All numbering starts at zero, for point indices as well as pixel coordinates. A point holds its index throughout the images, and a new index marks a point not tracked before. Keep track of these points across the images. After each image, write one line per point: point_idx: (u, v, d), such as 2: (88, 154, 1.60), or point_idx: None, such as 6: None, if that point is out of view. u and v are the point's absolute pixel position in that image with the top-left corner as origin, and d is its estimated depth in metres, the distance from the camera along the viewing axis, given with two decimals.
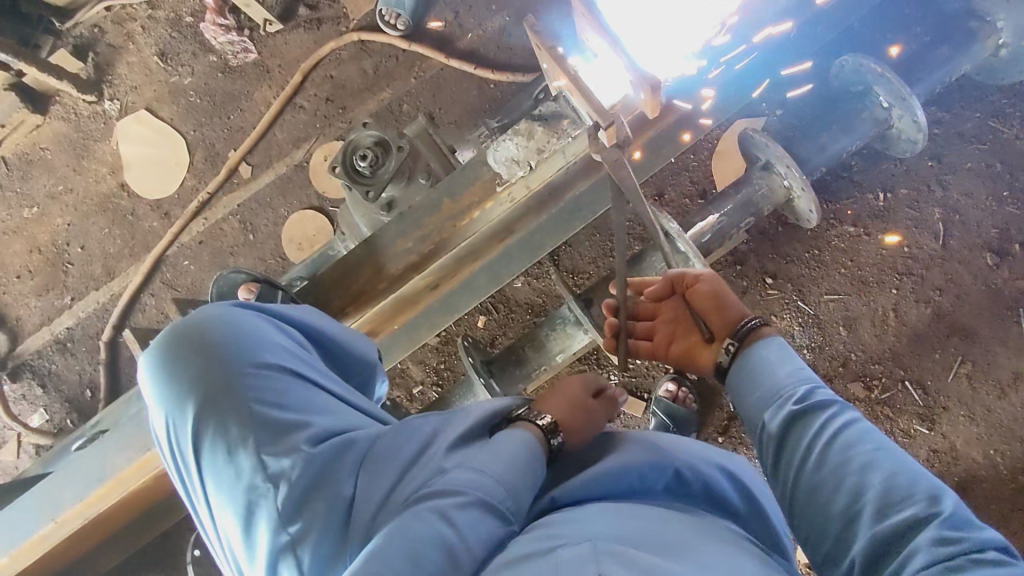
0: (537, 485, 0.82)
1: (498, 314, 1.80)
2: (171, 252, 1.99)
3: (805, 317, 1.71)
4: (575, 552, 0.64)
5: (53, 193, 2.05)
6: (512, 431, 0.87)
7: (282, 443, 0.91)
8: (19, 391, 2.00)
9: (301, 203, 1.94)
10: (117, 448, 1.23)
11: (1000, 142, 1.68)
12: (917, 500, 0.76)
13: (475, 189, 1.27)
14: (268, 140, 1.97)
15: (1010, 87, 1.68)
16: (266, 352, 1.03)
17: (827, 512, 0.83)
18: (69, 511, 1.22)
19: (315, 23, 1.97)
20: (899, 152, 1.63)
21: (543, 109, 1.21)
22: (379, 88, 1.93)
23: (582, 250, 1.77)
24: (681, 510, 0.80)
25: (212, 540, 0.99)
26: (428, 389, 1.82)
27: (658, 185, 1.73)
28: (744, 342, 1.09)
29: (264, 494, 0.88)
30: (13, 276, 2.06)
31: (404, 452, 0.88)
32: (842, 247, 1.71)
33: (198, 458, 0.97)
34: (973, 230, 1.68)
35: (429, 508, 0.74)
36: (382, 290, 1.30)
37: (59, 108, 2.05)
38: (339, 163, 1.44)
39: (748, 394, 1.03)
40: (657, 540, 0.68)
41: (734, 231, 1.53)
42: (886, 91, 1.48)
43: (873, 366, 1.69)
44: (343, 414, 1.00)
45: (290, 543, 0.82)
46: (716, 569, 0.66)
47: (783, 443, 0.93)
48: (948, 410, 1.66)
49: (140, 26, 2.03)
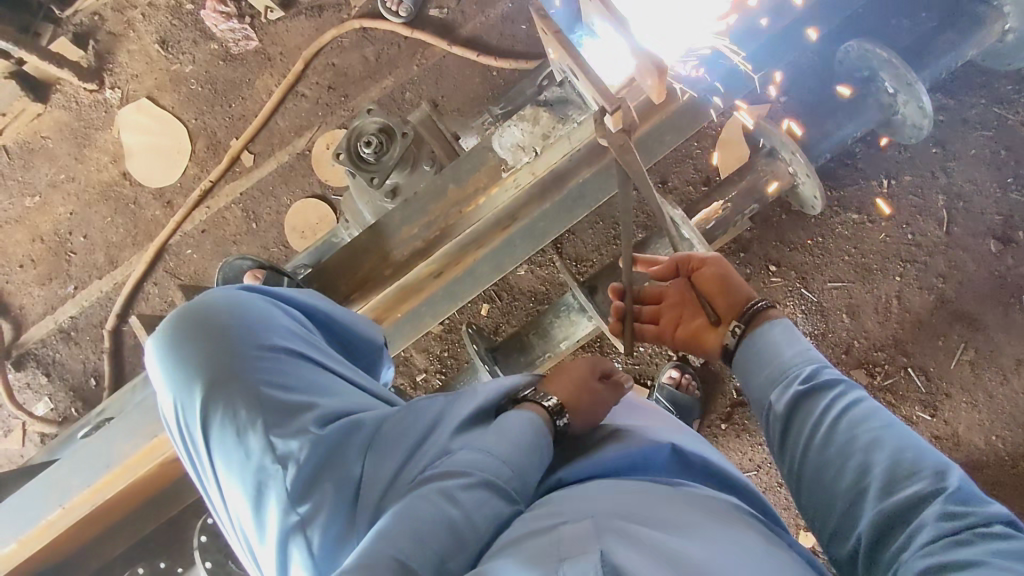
0: (544, 465, 0.83)
1: (501, 303, 1.80)
2: (174, 241, 1.98)
3: (808, 305, 1.72)
4: (579, 528, 0.65)
5: (55, 181, 2.04)
6: (518, 413, 0.88)
7: (289, 424, 0.92)
8: (24, 380, 2.00)
9: (303, 191, 1.93)
10: (124, 435, 1.24)
11: (1005, 128, 1.68)
12: (924, 476, 0.76)
13: (481, 175, 1.26)
14: (271, 128, 1.96)
15: (1015, 73, 1.67)
16: (271, 334, 1.03)
17: (833, 490, 0.83)
18: (77, 498, 1.22)
19: (317, 10, 1.96)
20: (904, 138, 1.62)
21: (547, 95, 1.22)
22: (381, 76, 1.93)
23: (584, 238, 1.78)
24: (683, 484, 0.80)
25: (223, 519, 1.00)
26: (431, 376, 1.82)
27: (661, 172, 1.73)
28: (750, 324, 1.08)
29: (273, 475, 0.89)
30: (16, 266, 2.06)
31: (410, 432, 0.89)
32: (845, 234, 1.72)
33: (207, 440, 0.97)
34: (976, 218, 1.68)
35: (436, 489, 0.74)
36: (387, 276, 1.29)
37: (60, 96, 2.03)
38: (343, 150, 1.42)
39: (755, 374, 1.03)
40: (663, 516, 0.69)
41: (738, 218, 1.55)
42: (891, 76, 1.46)
43: (876, 353, 1.70)
44: (350, 395, 1.01)
45: (300, 523, 0.83)
46: (720, 540, 0.66)
47: (789, 422, 0.94)
48: (950, 397, 1.67)
49: (140, 14, 2.02)
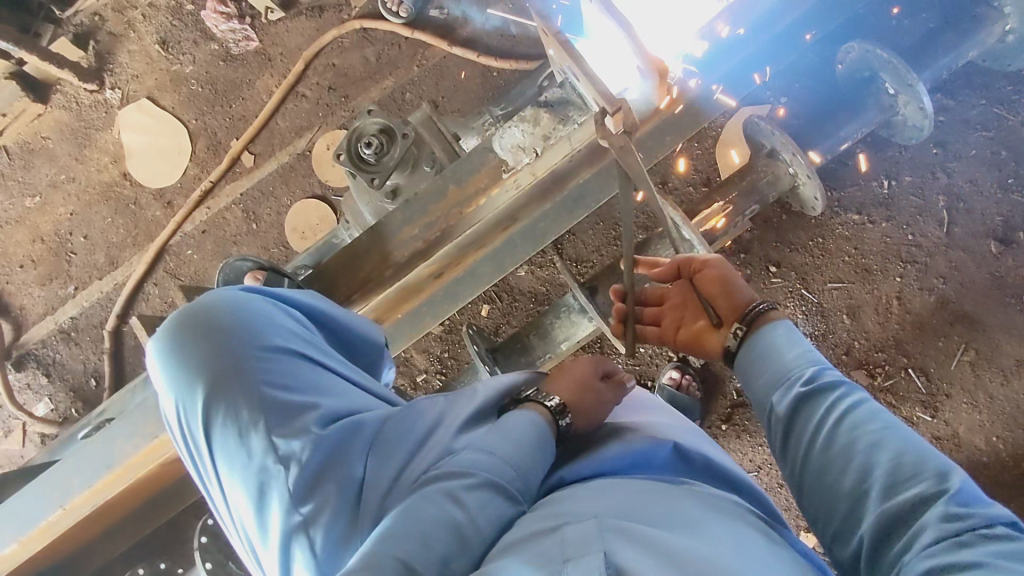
0: (547, 465, 0.83)
1: (502, 303, 1.80)
2: (175, 241, 1.98)
3: (809, 306, 1.71)
4: (582, 529, 0.65)
5: (55, 182, 2.04)
6: (520, 412, 0.88)
7: (291, 424, 0.92)
8: (24, 380, 2.00)
9: (304, 192, 1.93)
10: (125, 436, 1.24)
11: (1005, 128, 1.68)
12: (926, 477, 0.76)
13: (482, 176, 1.27)
14: (271, 128, 1.96)
15: (1015, 74, 1.67)
16: (272, 334, 1.03)
17: (835, 492, 0.83)
18: (77, 498, 1.22)
19: (318, 10, 1.96)
20: (903, 139, 1.62)
21: (549, 96, 1.21)
22: (381, 76, 1.93)
23: (584, 238, 1.78)
24: (686, 483, 0.80)
25: (225, 520, 1.00)
26: (432, 376, 1.82)
27: (661, 173, 1.73)
28: (751, 326, 1.08)
29: (275, 476, 0.89)
30: (16, 266, 2.06)
31: (413, 433, 0.89)
32: (846, 235, 1.72)
33: (209, 440, 0.97)
34: (977, 218, 1.68)
35: (439, 490, 0.74)
36: (388, 277, 1.29)
37: (60, 97, 2.03)
38: (343, 150, 1.43)
39: (757, 376, 1.03)
40: (666, 516, 0.68)
41: (740, 218, 1.54)
42: (892, 79, 1.47)
43: (876, 353, 1.69)
44: (351, 395, 1.01)
45: (303, 523, 0.83)
46: (723, 540, 0.66)
47: (791, 424, 0.94)
48: (951, 398, 1.67)
49: (141, 14, 2.02)
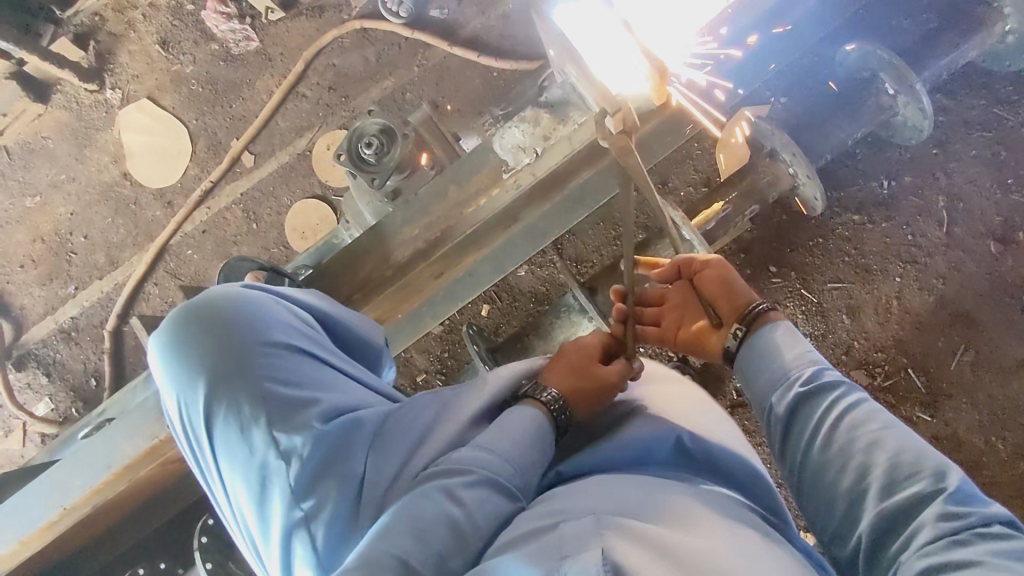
0: (546, 462, 0.83)
1: (501, 303, 1.81)
2: (175, 241, 1.98)
3: (808, 306, 1.71)
4: (579, 524, 0.64)
5: (55, 182, 2.05)
6: (519, 410, 0.87)
7: (293, 420, 0.92)
8: (24, 380, 2.00)
9: (304, 192, 1.93)
10: (126, 436, 1.23)
11: (1005, 129, 1.69)
12: (924, 476, 0.76)
13: (482, 176, 1.28)
14: (271, 128, 1.97)
15: (1015, 75, 1.68)
16: (276, 330, 1.02)
17: (834, 491, 0.83)
18: (78, 497, 1.22)
19: (318, 11, 1.97)
20: (903, 139, 1.65)
21: (550, 96, 1.23)
22: (381, 77, 1.93)
23: (585, 239, 1.78)
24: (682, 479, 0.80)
25: (226, 514, 1.00)
26: (431, 377, 1.82)
27: (661, 173, 1.74)
28: (752, 326, 1.06)
29: (277, 470, 0.89)
30: (17, 266, 2.06)
31: (413, 430, 0.89)
32: (846, 236, 1.72)
33: (211, 435, 0.97)
34: (977, 218, 1.69)
35: (438, 488, 0.74)
36: (388, 278, 1.30)
37: (60, 96, 2.03)
38: (344, 150, 1.43)
39: (755, 376, 1.03)
40: (664, 513, 0.68)
41: (739, 219, 1.55)
42: (892, 78, 1.51)
43: (876, 354, 1.69)
44: (353, 391, 1.01)
45: (304, 518, 0.83)
46: (720, 534, 0.66)
47: (790, 424, 0.94)
48: (951, 398, 1.66)
49: (141, 14, 2.02)
